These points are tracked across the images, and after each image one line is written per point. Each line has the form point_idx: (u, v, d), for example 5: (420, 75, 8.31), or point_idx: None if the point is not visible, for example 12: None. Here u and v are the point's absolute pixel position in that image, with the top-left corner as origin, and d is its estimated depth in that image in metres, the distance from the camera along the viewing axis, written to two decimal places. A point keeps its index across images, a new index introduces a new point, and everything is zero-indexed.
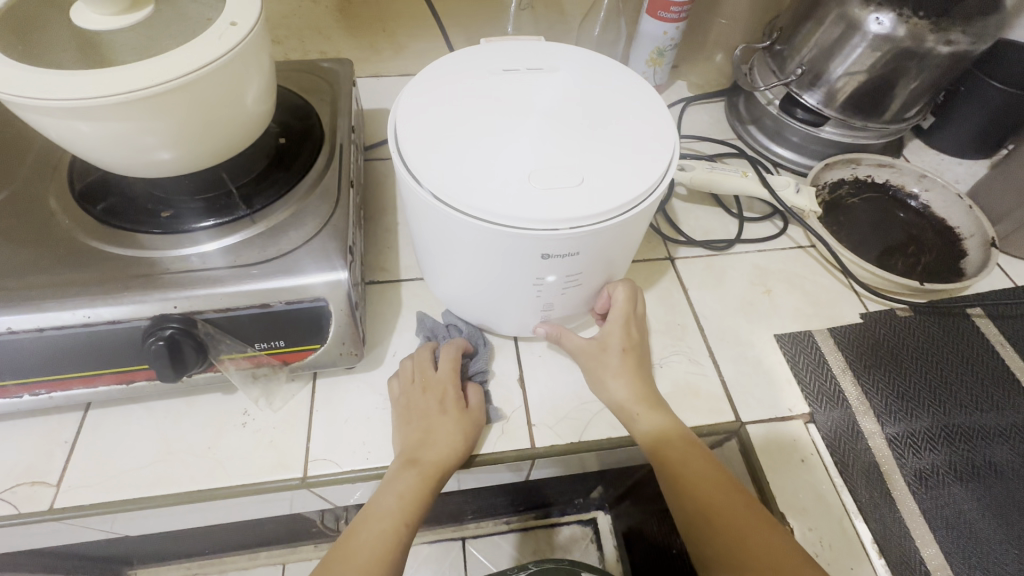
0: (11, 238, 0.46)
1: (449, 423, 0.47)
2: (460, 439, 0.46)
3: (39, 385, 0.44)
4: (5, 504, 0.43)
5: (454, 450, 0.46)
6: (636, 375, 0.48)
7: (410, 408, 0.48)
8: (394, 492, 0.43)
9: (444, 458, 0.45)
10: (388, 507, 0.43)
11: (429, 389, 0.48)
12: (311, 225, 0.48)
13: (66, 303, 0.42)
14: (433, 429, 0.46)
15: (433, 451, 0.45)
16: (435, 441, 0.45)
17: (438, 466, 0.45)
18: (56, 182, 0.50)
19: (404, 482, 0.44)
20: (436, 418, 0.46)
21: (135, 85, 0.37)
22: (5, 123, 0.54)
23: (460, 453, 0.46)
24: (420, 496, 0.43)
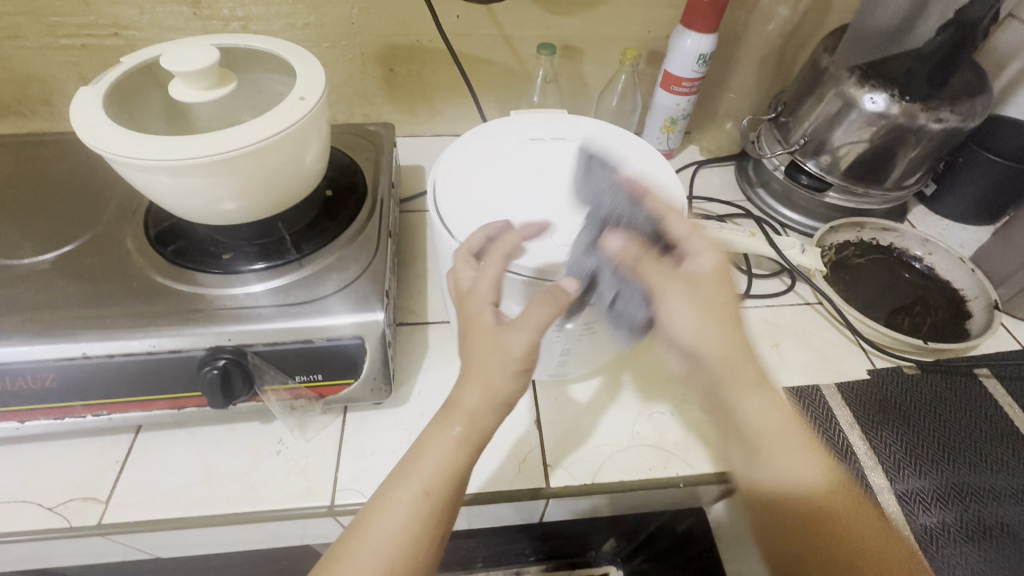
0: (94, 273, 0.52)
1: (514, 336, 0.36)
2: (512, 376, 0.37)
3: (101, 407, 0.49)
4: (58, 517, 0.47)
5: (501, 395, 0.38)
6: (713, 314, 0.41)
7: (468, 328, 0.39)
8: (424, 461, 0.38)
9: (484, 411, 0.38)
10: (412, 475, 0.38)
11: (480, 314, 0.38)
12: (352, 270, 0.54)
13: (138, 333, 0.47)
14: (484, 356, 0.37)
15: (476, 397, 0.38)
16: (472, 390, 0.38)
17: (472, 413, 0.38)
18: (133, 224, 0.56)
19: (435, 444, 0.38)
20: (490, 326, 0.38)
21: (221, 149, 0.43)
22: (94, 174, 0.62)
23: (510, 396, 0.38)
24: (449, 466, 0.38)
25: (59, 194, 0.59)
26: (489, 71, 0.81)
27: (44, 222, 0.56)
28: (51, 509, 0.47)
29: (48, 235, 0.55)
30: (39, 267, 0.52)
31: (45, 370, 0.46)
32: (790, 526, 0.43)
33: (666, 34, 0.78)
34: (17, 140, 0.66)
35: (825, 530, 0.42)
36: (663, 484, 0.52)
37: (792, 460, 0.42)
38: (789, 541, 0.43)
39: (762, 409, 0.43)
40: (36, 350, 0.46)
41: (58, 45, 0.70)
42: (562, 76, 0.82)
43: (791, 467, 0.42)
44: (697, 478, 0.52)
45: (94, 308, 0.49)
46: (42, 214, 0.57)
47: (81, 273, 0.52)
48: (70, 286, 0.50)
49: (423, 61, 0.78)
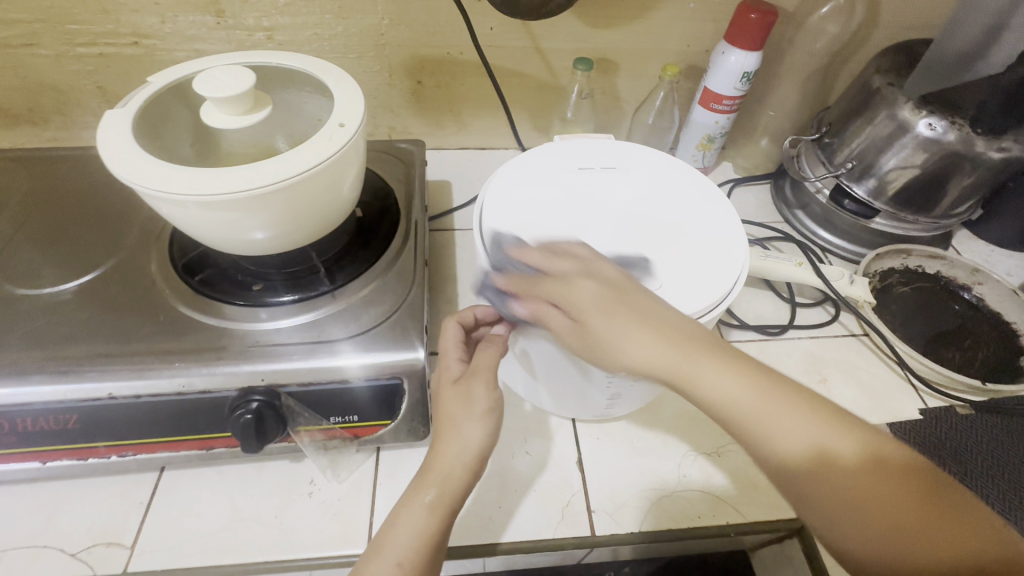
0: (118, 304, 0.49)
1: (474, 387, 0.42)
2: (477, 423, 0.41)
3: (125, 448, 0.46)
4: (81, 564, 0.45)
5: (469, 445, 0.41)
6: (656, 325, 0.35)
7: (438, 385, 0.44)
8: (408, 515, 0.40)
9: (457, 460, 0.41)
10: (395, 528, 0.40)
11: (448, 372, 0.44)
12: (389, 303, 0.51)
13: (166, 372, 0.45)
14: (451, 405, 0.42)
15: (450, 449, 0.41)
16: (447, 443, 0.41)
17: (445, 461, 0.41)
18: (157, 250, 0.54)
19: (414, 501, 0.40)
20: (455, 385, 0.43)
21: (257, 183, 0.40)
22: (114, 194, 0.59)
23: (481, 445, 0.42)
24: (428, 512, 0.40)
25: (79, 215, 0.57)
26: (520, 83, 0.77)
27: (64, 246, 0.53)
28: (74, 555, 0.45)
29: (68, 261, 0.52)
30: (61, 296, 0.49)
31: (68, 411, 0.44)
32: (911, 499, 0.31)
33: (706, 48, 0.75)
34: (33, 155, 0.63)
35: (942, 499, 0.32)
36: (712, 532, 0.50)
37: (790, 413, 0.33)
38: (883, 511, 0.31)
39: (799, 436, 0.32)
40: (59, 391, 0.43)
41: (75, 54, 0.67)
42: (596, 90, 0.79)
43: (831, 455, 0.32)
44: (747, 527, 0.50)
45: (119, 343, 0.46)
46: (62, 237, 0.54)
47: (105, 304, 0.49)
48: (94, 318, 0.48)
49: (452, 73, 0.75)
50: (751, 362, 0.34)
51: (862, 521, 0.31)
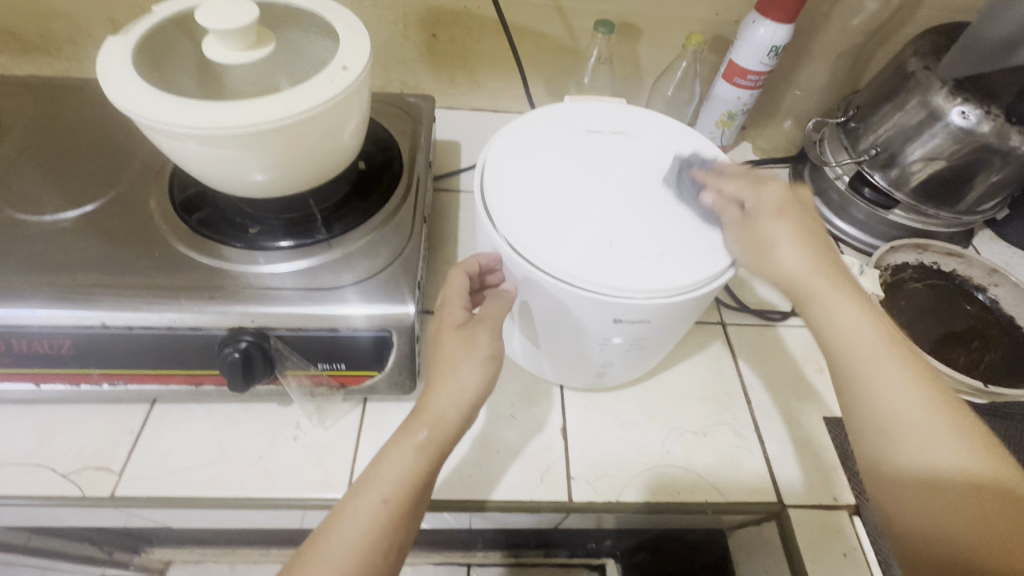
0: (118, 236, 0.49)
1: (479, 334, 0.42)
2: (476, 368, 0.41)
3: (117, 377, 0.47)
4: (71, 485, 0.46)
5: (467, 390, 0.40)
6: (803, 241, 0.42)
7: (439, 329, 0.44)
8: (393, 455, 0.39)
9: (451, 407, 0.40)
10: (377, 468, 0.38)
11: (453, 318, 0.44)
12: (384, 256, 0.51)
13: (159, 306, 0.45)
14: (452, 348, 0.41)
15: (446, 391, 0.40)
16: (443, 387, 0.40)
17: (439, 404, 0.40)
18: (158, 186, 0.54)
19: (399, 443, 0.39)
20: (458, 331, 0.43)
21: (253, 120, 0.40)
22: (119, 127, 0.59)
23: (476, 391, 0.41)
24: (412, 455, 0.39)
25: (84, 146, 0.57)
26: (538, 44, 0.75)
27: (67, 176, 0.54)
28: (64, 476, 0.47)
29: (70, 190, 0.52)
30: (61, 225, 0.50)
31: (62, 336, 0.45)
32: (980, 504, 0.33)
33: (735, 19, 0.71)
34: (39, 84, 0.63)
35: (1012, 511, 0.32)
36: (689, 508, 0.50)
37: (905, 390, 0.37)
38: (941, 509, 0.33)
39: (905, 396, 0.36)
40: (54, 315, 0.44)
41: None
42: (616, 55, 0.76)
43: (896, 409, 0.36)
44: (724, 506, 0.50)
45: (115, 274, 0.46)
46: (64, 167, 0.55)
47: (102, 235, 0.49)
48: (92, 249, 0.48)
49: (468, 28, 0.73)
50: (888, 325, 0.40)
51: (912, 502, 0.34)
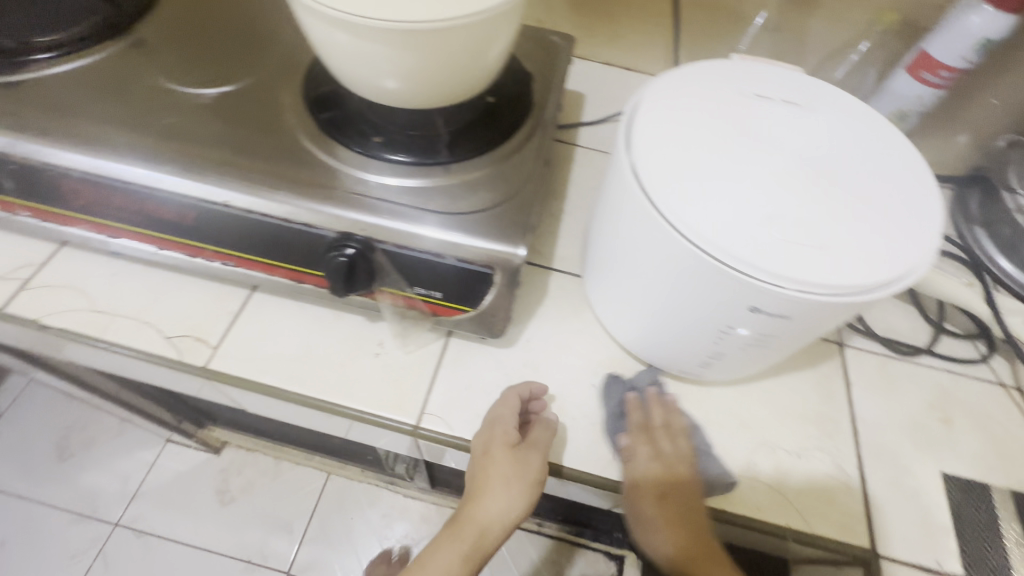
0: (251, 121, 0.50)
1: (531, 458, 0.45)
2: (523, 491, 0.45)
3: (228, 257, 0.48)
4: (172, 348, 0.49)
5: (513, 509, 0.45)
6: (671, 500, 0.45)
7: (492, 442, 0.45)
8: (439, 559, 0.45)
9: (500, 513, 0.45)
10: (423, 566, 0.46)
11: (507, 438, 0.45)
12: (500, 193, 0.48)
13: (275, 194, 0.45)
14: (506, 470, 0.44)
15: (496, 502, 0.45)
16: (487, 504, 0.45)
17: (479, 535, 0.45)
18: (291, 80, 0.53)
19: (445, 555, 0.45)
20: (512, 452, 0.45)
21: (408, 16, 0.38)
22: (263, 16, 0.59)
23: (519, 510, 0.46)
24: (463, 553, 0.45)
25: (229, 29, 0.57)
26: None
27: (213, 53, 0.54)
28: (167, 338, 0.49)
29: (213, 69, 0.53)
30: (202, 100, 0.51)
31: (188, 207, 0.46)
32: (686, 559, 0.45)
33: None
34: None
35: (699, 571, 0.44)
36: (767, 528, 0.45)
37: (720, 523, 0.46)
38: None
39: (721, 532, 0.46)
40: (184, 184, 0.45)
41: None
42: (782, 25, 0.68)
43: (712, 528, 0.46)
44: (807, 537, 0.45)
45: (244, 157, 0.47)
46: (211, 44, 0.55)
47: (239, 116, 0.50)
48: (226, 129, 0.49)
49: None
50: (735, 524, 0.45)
51: None
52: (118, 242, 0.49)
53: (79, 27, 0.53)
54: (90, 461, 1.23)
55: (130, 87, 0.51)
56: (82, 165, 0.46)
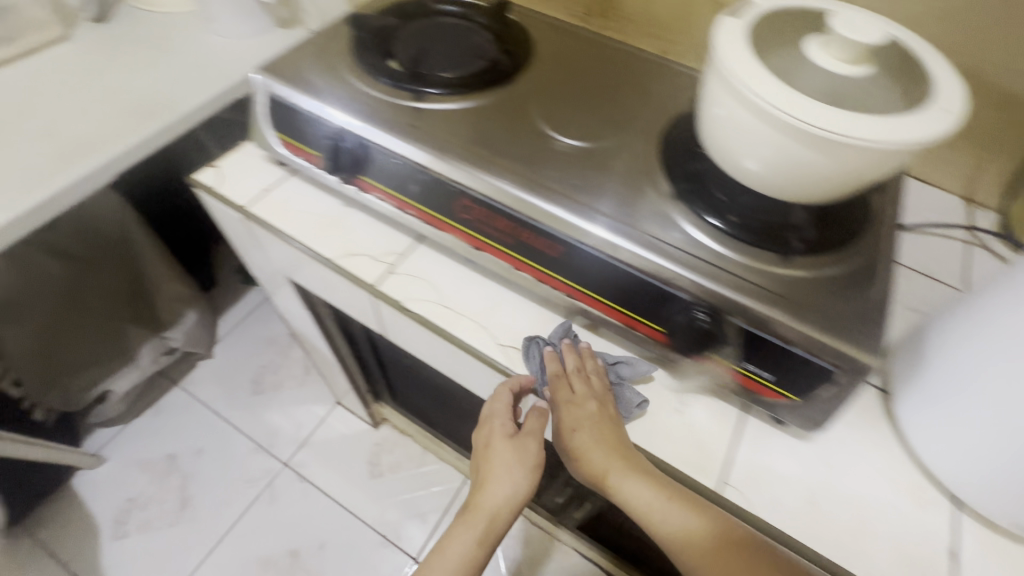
0: (618, 177, 0.56)
1: (528, 443, 0.58)
2: (520, 471, 0.57)
3: (573, 292, 0.55)
4: (505, 355, 0.57)
5: (513, 494, 0.57)
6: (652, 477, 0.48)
7: (492, 434, 0.58)
8: (460, 537, 0.58)
9: (500, 499, 0.57)
10: (450, 549, 0.58)
11: (504, 429, 0.57)
12: (849, 295, 0.49)
13: (599, 224, 0.51)
14: (504, 457, 0.57)
15: (502, 487, 0.57)
16: (494, 490, 0.57)
17: (493, 515, 0.57)
18: (651, 144, 0.59)
19: (463, 533, 0.58)
20: (509, 440, 0.58)
21: (858, 133, 0.42)
22: (622, 77, 0.66)
23: (518, 496, 0.58)
24: (480, 533, 0.57)
25: (594, 84, 0.64)
26: None
27: (582, 108, 0.62)
28: (501, 345, 0.57)
29: (585, 121, 0.60)
30: (577, 149, 0.58)
31: (561, 243, 0.53)
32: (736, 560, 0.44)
33: None
34: (561, 22, 0.73)
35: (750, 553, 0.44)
36: None
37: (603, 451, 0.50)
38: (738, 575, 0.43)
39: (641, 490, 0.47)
40: (569, 225, 0.52)
41: None
42: None
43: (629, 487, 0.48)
44: None
45: (617, 211, 0.53)
46: (580, 97, 0.63)
47: (596, 164, 0.57)
48: (599, 181, 0.55)
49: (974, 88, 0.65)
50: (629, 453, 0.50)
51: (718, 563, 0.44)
52: (481, 254, 0.58)
53: (476, 66, 0.65)
54: (277, 401, 1.41)
55: (518, 126, 0.60)
56: (483, 192, 0.54)
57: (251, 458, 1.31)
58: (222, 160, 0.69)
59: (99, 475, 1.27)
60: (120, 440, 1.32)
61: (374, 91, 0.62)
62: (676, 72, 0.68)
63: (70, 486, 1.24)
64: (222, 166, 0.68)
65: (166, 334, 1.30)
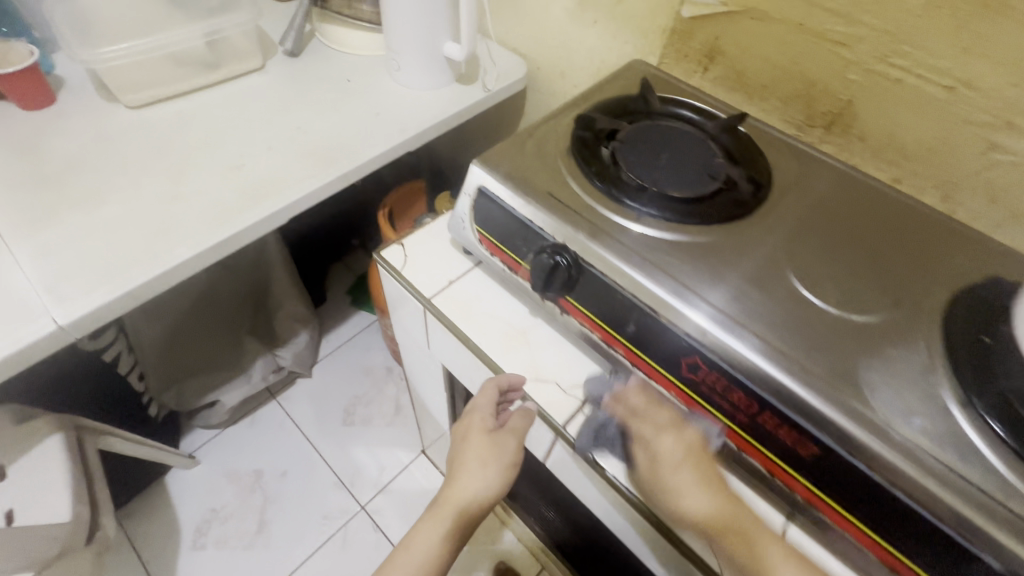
0: (876, 353, 0.46)
1: (507, 442, 0.61)
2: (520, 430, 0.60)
3: (813, 499, 0.45)
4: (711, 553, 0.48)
5: (486, 490, 0.61)
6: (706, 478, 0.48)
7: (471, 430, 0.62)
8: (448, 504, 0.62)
9: (468, 488, 0.61)
10: (443, 508, 0.62)
11: (483, 424, 0.61)
12: None
13: (702, 313, 0.48)
14: (482, 445, 0.62)
15: (471, 487, 0.61)
16: (469, 477, 0.62)
17: (473, 500, 0.61)
18: (931, 324, 0.48)
19: (432, 526, 0.62)
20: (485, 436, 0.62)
21: None
22: (879, 227, 0.56)
23: (489, 492, 0.62)
24: (450, 517, 0.61)
25: (846, 231, 0.55)
26: None
27: (830, 259, 0.53)
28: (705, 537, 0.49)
29: (843, 279, 0.51)
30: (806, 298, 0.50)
31: (789, 421, 0.44)
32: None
33: None
34: (794, 146, 0.65)
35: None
36: None
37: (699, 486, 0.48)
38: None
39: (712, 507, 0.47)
40: (816, 419, 0.43)
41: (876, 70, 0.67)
42: None
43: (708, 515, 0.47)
44: None
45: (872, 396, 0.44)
46: (828, 248, 0.54)
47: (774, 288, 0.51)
48: (850, 354, 0.46)
49: None
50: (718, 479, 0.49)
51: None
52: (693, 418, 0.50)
53: (709, 188, 0.57)
54: (365, 437, 1.38)
55: (748, 268, 0.52)
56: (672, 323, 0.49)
57: (331, 494, 1.28)
58: (410, 241, 0.68)
59: (191, 478, 1.28)
60: (214, 444, 1.33)
61: (596, 201, 0.55)
62: (944, 228, 0.57)
63: (164, 483, 1.27)
64: (409, 250, 0.67)
65: (278, 351, 1.34)
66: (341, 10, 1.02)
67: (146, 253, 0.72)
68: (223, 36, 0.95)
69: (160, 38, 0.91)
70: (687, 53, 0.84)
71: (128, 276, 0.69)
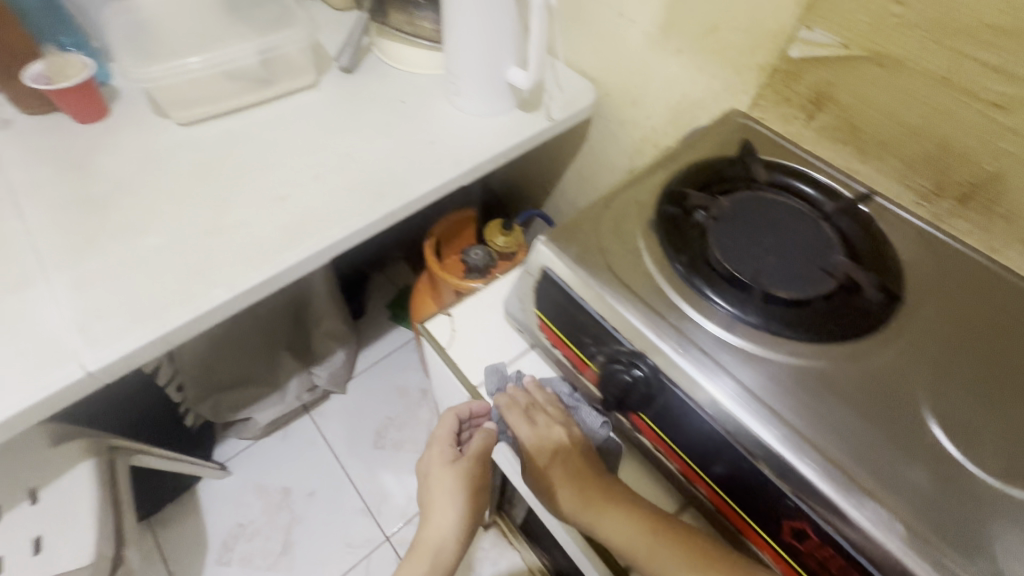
0: (1015, 520, 0.37)
1: (458, 467, 0.67)
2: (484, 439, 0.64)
3: None
4: None
5: (453, 525, 0.67)
6: (600, 493, 0.53)
7: (434, 461, 0.68)
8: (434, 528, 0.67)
9: (444, 519, 0.67)
10: (428, 534, 0.68)
11: (443, 457, 0.67)
12: None
13: (805, 457, 0.39)
14: (443, 478, 0.67)
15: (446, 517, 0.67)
16: (434, 515, 0.67)
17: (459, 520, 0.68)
18: None
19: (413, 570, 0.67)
20: (448, 468, 0.68)
21: None
22: None
23: (460, 527, 0.68)
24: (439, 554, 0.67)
25: (991, 357, 0.45)
26: None
27: (953, 381, 0.43)
28: None
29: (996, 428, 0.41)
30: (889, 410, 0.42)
31: None
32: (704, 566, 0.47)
33: None
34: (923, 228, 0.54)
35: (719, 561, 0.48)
36: None
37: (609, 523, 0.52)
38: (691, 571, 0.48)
39: (625, 529, 0.51)
40: None
41: None
42: None
43: (628, 538, 0.51)
44: None
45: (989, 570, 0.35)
46: (960, 371, 0.44)
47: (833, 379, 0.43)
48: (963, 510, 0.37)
49: None
50: (637, 505, 0.52)
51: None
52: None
53: (827, 287, 0.47)
54: (395, 462, 1.33)
55: (850, 385, 0.43)
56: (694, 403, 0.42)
57: (357, 520, 1.25)
58: (458, 309, 0.68)
59: (221, 490, 1.27)
60: (246, 455, 1.32)
61: (676, 291, 0.47)
62: None
63: (196, 491, 1.27)
64: (457, 320, 0.67)
65: (315, 369, 1.30)
66: (402, 28, 0.96)
67: (181, 292, 0.68)
68: (275, 53, 0.91)
69: (212, 56, 0.88)
70: (789, 96, 0.73)
71: (160, 318, 0.65)
